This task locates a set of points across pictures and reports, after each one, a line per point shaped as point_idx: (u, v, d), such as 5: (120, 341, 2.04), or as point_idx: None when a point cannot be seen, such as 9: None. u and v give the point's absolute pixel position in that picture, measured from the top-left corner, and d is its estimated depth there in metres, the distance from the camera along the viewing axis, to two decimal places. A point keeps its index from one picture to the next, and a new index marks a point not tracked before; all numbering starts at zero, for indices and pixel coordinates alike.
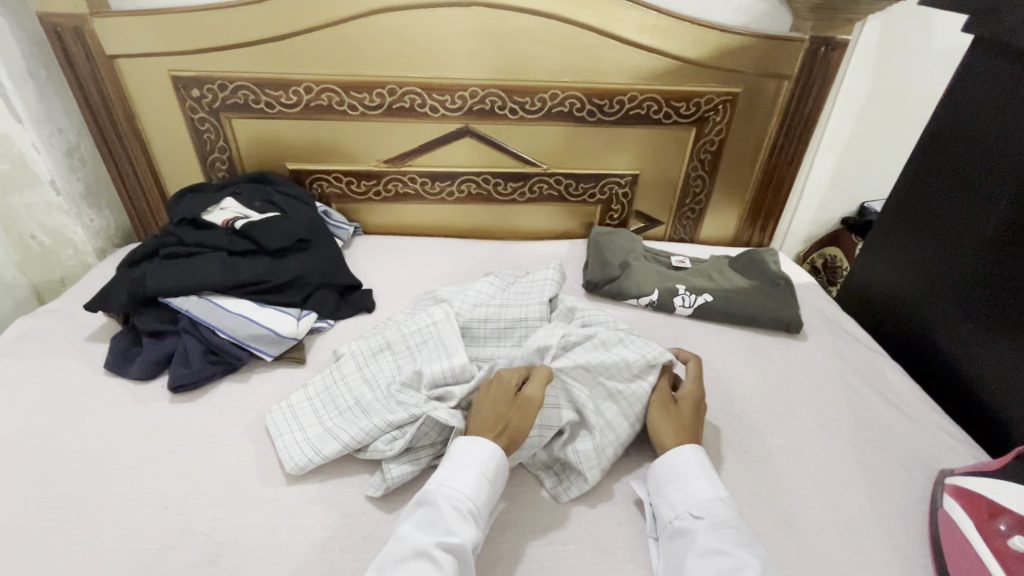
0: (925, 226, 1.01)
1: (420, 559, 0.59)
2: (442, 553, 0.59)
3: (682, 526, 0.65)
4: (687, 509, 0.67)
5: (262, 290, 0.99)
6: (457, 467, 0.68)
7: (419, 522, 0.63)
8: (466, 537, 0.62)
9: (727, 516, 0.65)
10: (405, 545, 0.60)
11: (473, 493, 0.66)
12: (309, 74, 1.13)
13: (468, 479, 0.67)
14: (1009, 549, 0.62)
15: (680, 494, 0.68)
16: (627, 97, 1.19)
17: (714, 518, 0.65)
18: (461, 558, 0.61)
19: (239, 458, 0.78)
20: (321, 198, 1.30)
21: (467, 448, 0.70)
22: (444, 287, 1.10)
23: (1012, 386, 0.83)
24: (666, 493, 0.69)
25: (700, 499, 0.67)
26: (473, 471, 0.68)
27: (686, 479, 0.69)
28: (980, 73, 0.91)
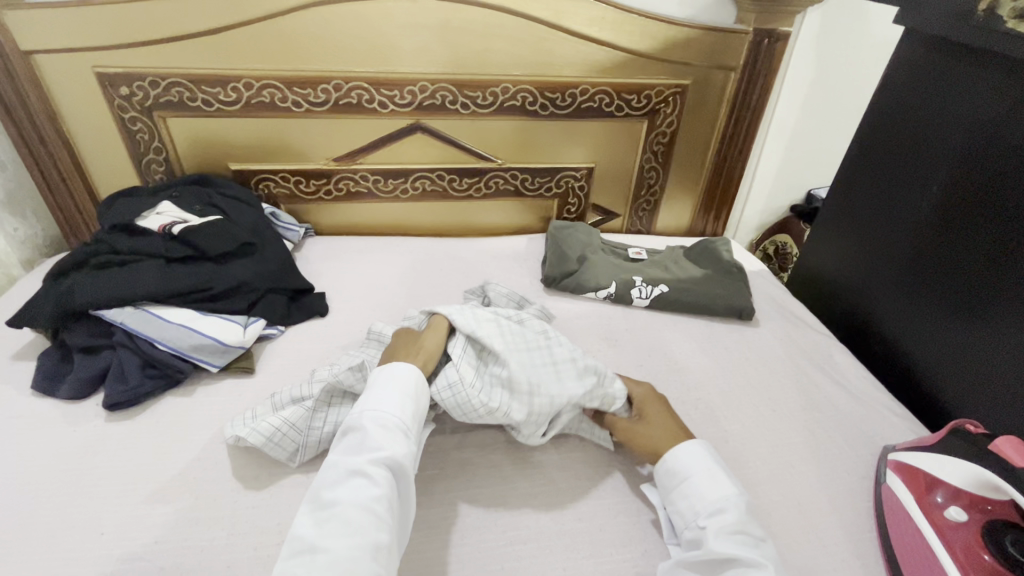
0: (864, 211, 1.05)
1: (355, 477, 0.60)
2: (375, 468, 0.61)
3: (693, 536, 0.64)
4: (694, 517, 0.65)
5: (205, 298, 0.94)
6: (380, 392, 0.69)
7: (349, 447, 0.64)
8: (396, 451, 0.63)
9: (734, 519, 0.63)
10: (338, 470, 0.61)
11: (397, 411, 0.68)
12: (248, 70, 1.08)
13: (395, 401, 0.68)
14: (945, 520, 0.65)
15: (686, 500, 0.67)
16: (579, 90, 1.19)
17: (720, 523, 0.63)
18: (397, 471, 0.62)
19: (183, 476, 0.74)
20: (268, 200, 1.25)
21: (387, 375, 0.72)
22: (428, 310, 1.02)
23: (947, 362, 0.87)
24: (674, 499, 0.68)
25: (706, 503, 0.66)
26: (395, 395, 0.69)
27: (687, 483, 0.68)
28: (909, 63, 0.95)
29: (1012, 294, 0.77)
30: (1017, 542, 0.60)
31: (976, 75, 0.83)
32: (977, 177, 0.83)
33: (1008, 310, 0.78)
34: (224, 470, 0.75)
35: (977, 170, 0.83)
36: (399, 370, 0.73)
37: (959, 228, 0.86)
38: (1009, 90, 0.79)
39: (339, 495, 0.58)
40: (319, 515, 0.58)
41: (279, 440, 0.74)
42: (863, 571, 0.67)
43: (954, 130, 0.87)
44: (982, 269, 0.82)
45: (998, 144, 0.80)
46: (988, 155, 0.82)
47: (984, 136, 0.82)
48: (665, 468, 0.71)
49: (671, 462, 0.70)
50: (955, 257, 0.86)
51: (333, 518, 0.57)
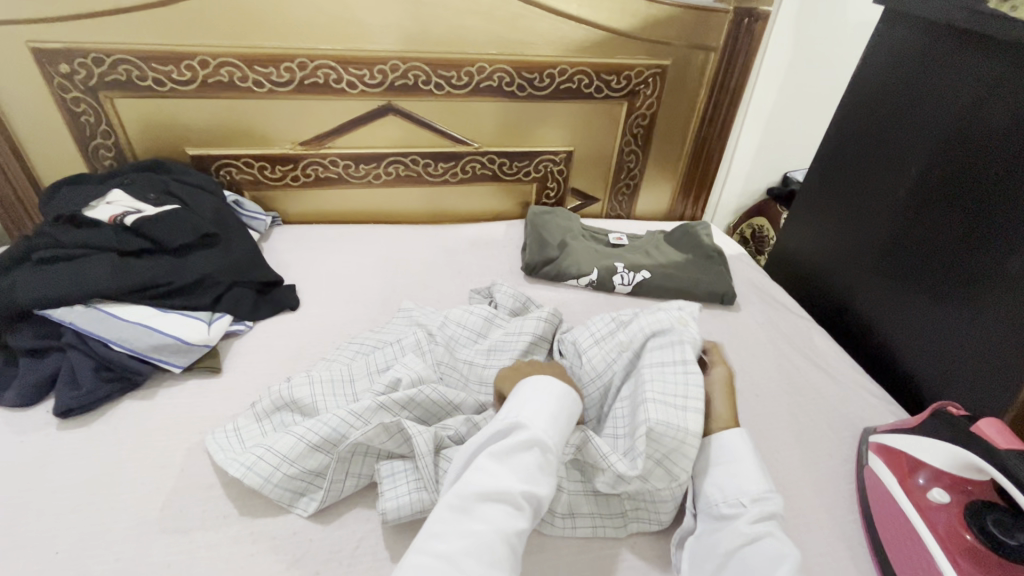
0: (843, 194, 1.05)
1: (499, 501, 0.55)
2: (522, 499, 0.56)
3: (729, 513, 0.62)
4: (734, 495, 0.64)
5: (164, 294, 0.88)
6: (555, 410, 0.62)
7: (505, 463, 0.57)
8: (549, 488, 0.57)
9: (774, 507, 0.62)
10: (486, 482, 0.56)
11: (560, 442, 0.61)
12: (203, 46, 1.00)
13: (559, 425, 0.61)
14: (929, 502, 0.66)
15: (729, 477, 0.66)
16: (557, 70, 1.15)
17: (762, 509, 0.61)
18: (538, 508, 0.57)
19: (147, 486, 0.69)
20: (230, 187, 1.17)
21: (549, 391, 0.64)
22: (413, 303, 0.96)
23: (922, 342, 0.89)
24: (715, 476, 0.67)
25: (752, 486, 0.64)
26: (563, 423, 0.62)
27: (738, 464, 0.66)
28: (888, 44, 0.94)
29: (990, 275, 0.78)
30: (998, 521, 0.60)
31: (954, 55, 0.83)
32: (958, 158, 0.83)
33: (987, 292, 0.78)
34: (192, 477, 0.71)
35: (956, 152, 0.83)
36: (569, 400, 0.64)
37: (939, 210, 0.86)
38: (989, 72, 0.79)
39: (481, 516, 0.54)
40: (457, 526, 0.54)
41: (279, 483, 0.67)
42: (850, 556, 0.67)
43: (933, 111, 0.87)
44: (960, 252, 0.82)
45: (977, 128, 0.80)
46: (967, 138, 0.82)
47: (963, 119, 0.82)
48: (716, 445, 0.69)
49: (726, 442, 0.69)
50: (933, 240, 0.87)
51: (477, 537, 0.52)
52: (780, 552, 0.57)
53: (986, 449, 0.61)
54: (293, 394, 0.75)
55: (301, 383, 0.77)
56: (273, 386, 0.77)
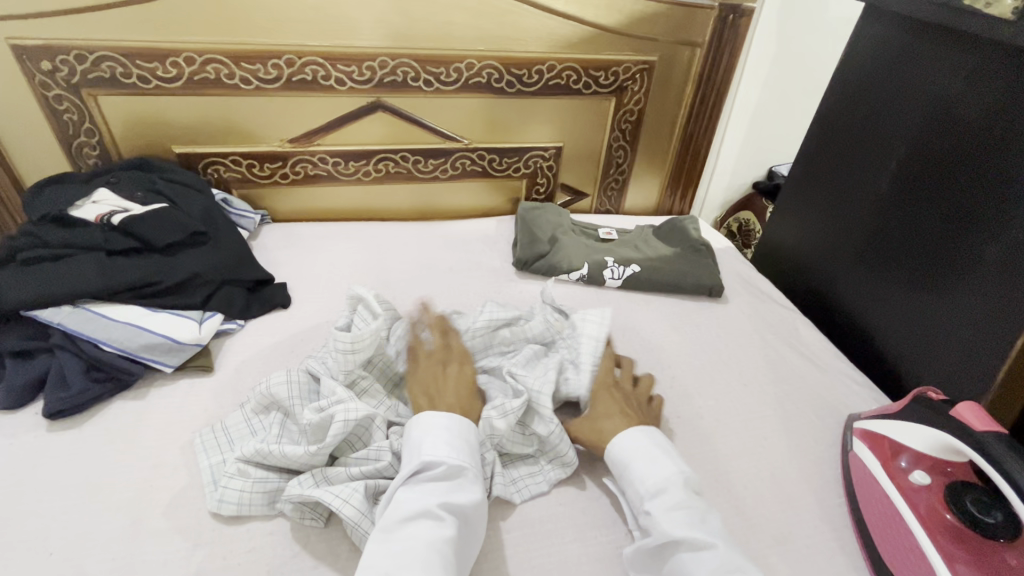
0: (827, 186, 1.07)
1: (422, 518, 0.59)
2: (444, 510, 0.60)
3: (643, 515, 0.64)
4: (647, 494, 0.65)
5: (153, 293, 0.87)
6: (451, 434, 0.66)
7: (420, 487, 0.62)
8: (466, 496, 0.61)
9: (682, 494, 0.64)
10: (406, 506, 0.60)
11: (466, 460, 0.65)
12: (189, 42, 0.99)
13: (461, 443, 0.66)
14: (909, 485, 0.69)
15: (638, 479, 0.67)
16: (546, 66, 1.16)
17: (664, 502, 0.63)
18: (463, 517, 0.61)
19: (141, 486, 0.69)
20: (218, 185, 1.16)
21: (444, 417, 0.68)
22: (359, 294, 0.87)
23: (905, 332, 0.91)
24: (624, 479, 0.68)
25: (651, 480, 0.66)
26: (461, 442, 0.66)
27: (637, 465, 0.68)
28: (869, 38, 0.96)
29: (967, 265, 0.81)
30: (976, 500, 0.64)
31: (934, 51, 0.85)
32: (937, 152, 0.85)
33: (964, 283, 0.81)
34: (185, 477, 0.70)
35: (936, 146, 0.86)
36: (455, 420, 0.68)
37: (920, 203, 0.88)
38: (966, 70, 0.81)
39: (407, 534, 0.58)
40: (389, 549, 0.57)
41: (252, 500, 0.66)
42: (835, 537, 0.69)
43: (914, 106, 0.89)
44: (939, 245, 0.85)
45: (955, 123, 0.83)
46: (946, 133, 0.84)
47: (942, 113, 0.84)
48: (610, 455, 0.70)
49: (618, 448, 0.70)
50: (913, 231, 0.89)
51: (409, 555, 0.56)
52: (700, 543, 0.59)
53: (965, 433, 0.63)
54: (280, 390, 0.75)
55: (280, 381, 0.76)
56: (256, 387, 0.78)
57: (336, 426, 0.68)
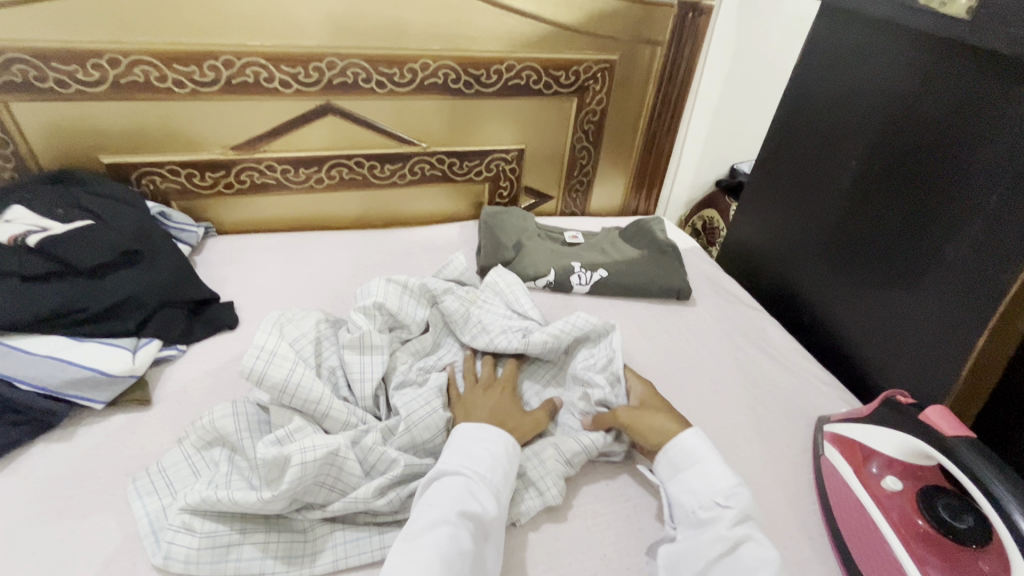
0: (790, 183, 1.06)
1: (442, 526, 0.57)
2: (464, 521, 0.58)
3: (707, 517, 0.63)
4: (711, 497, 0.64)
5: (78, 321, 0.79)
6: (477, 447, 0.65)
7: (438, 496, 0.60)
8: (486, 507, 0.60)
9: (747, 504, 0.63)
10: (427, 515, 0.58)
11: (489, 467, 0.64)
12: (112, 42, 0.90)
13: (482, 452, 0.65)
14: (883, 489, 0.68)
15: (699, 481, 0.66)
16: (504, 66, 1.11)
17: (736, 508, 0.62)
18: (481, 529, 0.59)
19: (66, 542, 0.62)
20: (155, 197, 1.08)
21: (473, 431, 0.68)
22: (296, 313, 0.83)
23: (869, 330, 0.92)
24: (683, 478, 0.67)
25: (724, 485, 0.64)
26: (483, 449, 0.65)
27: (704, 464, 0.67)
28: (826, 38, 0.96)
29: (930, 265, 0.81)
30: (948, 505, 0.63)
31: (893, 47, 0.85)
32: (897, 151, 0.85)
33: (927, 282, 0.81)
34: (118, 529, 0.63)
35: (894, 147, 0.86)
36: (490, 431, 0.68)
37: (883, 201, 0.88)
38: (921, 71, 0.81)
39: (426, 541, 0.56)
40: (406, 557, 0.55)
41: (194, 555, 0.60)
42: (810, 547, 0.68)
43: (873, 103, 0.89)
44: (902, 243, 0.85)
45: (915, 120, 0.82)
46: (905, 131, 0.84)
47: (901, 112, 0.84)
48: (675, 449, 0.69)
49: (688, 443, 0.69)
50: (875, 230, 0.89)
51: (424, 561, 0.54)
52: (762, 556, 0.58)
53: (935, 437, 0.63)
54: (224, 424, 0.69)
55: (227, 413, 0.70)
56: (198, 419, 0.71)
57: (292, 471, 0.60)
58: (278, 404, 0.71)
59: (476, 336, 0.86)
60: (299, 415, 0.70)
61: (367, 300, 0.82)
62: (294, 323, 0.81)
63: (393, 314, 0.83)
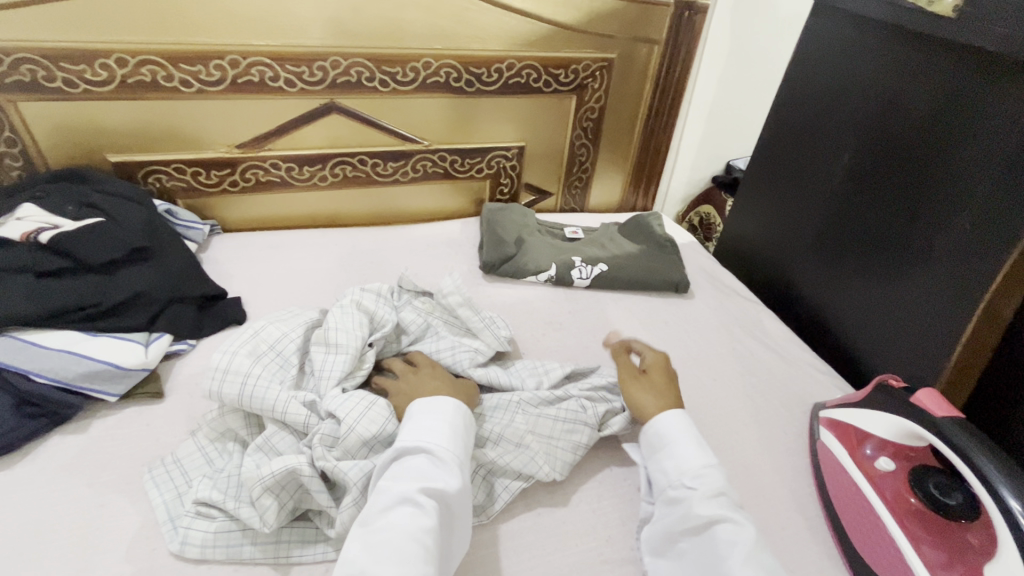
0: (784, 178, 1.09)
1: (404, 505, 0.57)
2: (425, 497, 0.58)
3: (676, 496, 0.64)
4: (679, 477, 0.66)
5: (91, 316, 0.81)
6: (435, 423, 0.65)
7: (400, 474, 0.61)
8: (447, 481, 0.60)
9: (718, 482, 0.64)
10: (388, 495, 0.59)
11: (450, 442, 0.64)
12: (119, 42, 0.92)
13: (439, 428, 0.65)
14: (877, 470, 0.71)
15: (671, 462, 0.68)
16: (505, 64, 1.14)
17: (704, 487, 0.63)
18: (444, 503, 0.59)
19: (86, 530, 0.63)
20: (161, 195, 1.09)
21: (427, 409, 0.67)
22: (278, 313, 0.85)
23: (862, 320, 0.94)
24: (658, 460, 0.69)
25: (691, 465, 0.66)
26: (440, 425, 0.65)
27: (674, 446, 0.68)
28: (819, 36, 0.99)
29: (919, 256, 0.83)
30: (938, 483, 0.66)
31: (882, 45, 0.88)
32: (888, 146, 0.88)
33: (917, 272, 0.84)
34: (134, 518, 0.65)
35: (884, 143, 0.89)
36: (444, 403, 0.68)
37: (875, 195, 0.90)
38: (911, 68, 0.84)
39: (391, 523, 0.56)
40: (369, 540, 0.55)
41: (208, 543, 0.61)
42: (806, 527, 0.70)
43: (865, 99, 0.91)
44: (893, 236, 0.87)
45: (905, 116, 0.85)
46: (895, 127, 0.87)
47: (891, 109, 0.87)
48: (652, 432, 0.71)
49: (662, 426, 0.71)
50: (867, 223, 0.92)
51: (388, 544, 0.54)
52: (733, 534, 0.59)
53: (926, 418, 0.65)
54: (235, 418, 0.72)
55: (236, 411, 0.72)
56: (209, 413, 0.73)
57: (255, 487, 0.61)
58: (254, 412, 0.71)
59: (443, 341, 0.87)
60: (270, 421, 0.71)
61: (345, 298, 0.85)
62: (284, 321, 0.83)
63: (371, 313, 0.86)
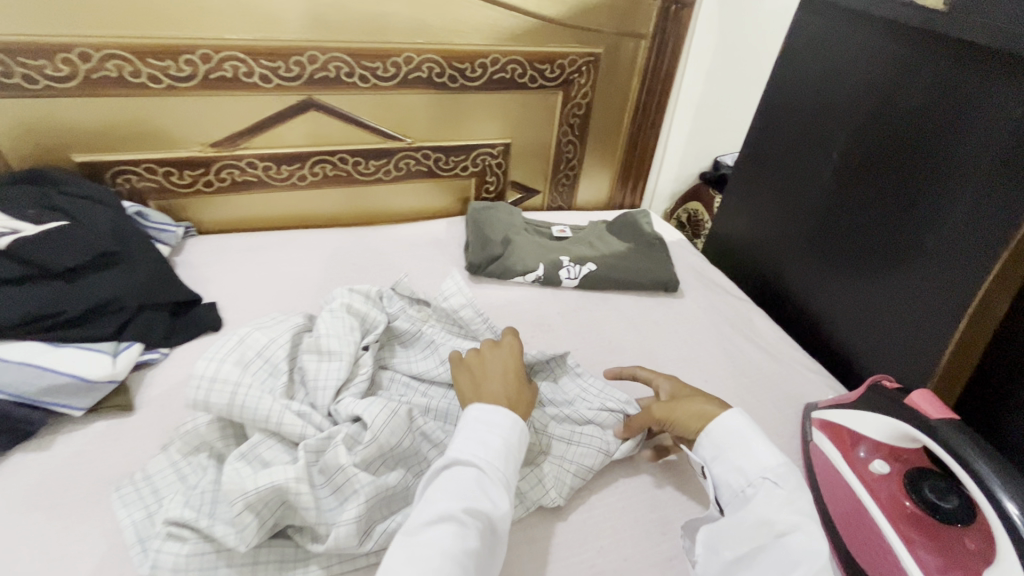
0: (773, 175, 1.08)
1: (450, 522, 0.55)
2: (473, 518, 0.56)
3: (752, 498, 0.60)
4: (757, 476, 0.62)
5: (54, 326, 0.77)
6: (491, 439, 0.63)
7: (449, 488, 0.58)
8: (497, 506, 0.58)
9: (799, 485, 0.60)
10: (434, 508, 0.57)
11: (504, 462, 0.62)
12: (82, 36, 0.87)
13: (497, 445, 0.63)
14: (870, 472, 0.70)
15: (745, 459, 0.63)
16: (489, 59, 1.11)
17: (779, 490, 0.59)
18: (489, 526, 0.58)
19: (49, 554, 0.60)
20: (131, 197, 1.04)
21: (486, 418, 0.65)
22: (263, 318, 0.82)
23: (852, 318, 0.94)
24: (728, 456, 0.64)
25: (771, 464, 0.62)
26: (496, 440, 0.63)
27: (751, 443, 0.64)
28: (807, 30, 0.97)
29: (911, 253, 0.82)
30: (933, 486, 0.65)
31: (873, 38, 0.86)
32: (878, 142, 0.87)
33: (909, 270, 0.83)
34: (101, 540, 0.61)
35: (875, 138, 0.87)
36: (503, 417, 0.65)
37: (866, 192, 0.89)
38: (902, 62, 0.82)
39: (432, 539, 0.54)
40: (408, 553, 0.53)
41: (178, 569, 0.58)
42: None
43: (855, 94, 0.90)
44: (884, 233, 0.86)
45: (896, 111, 0.84)
46: (886, 122, 0.85)
47: (882, 104, 0.86)
48: (722, 427, 0.66)
49: (736, 421, 0.66)
50: (858, 220, 0.91)
51: (428, 560, 0.52)
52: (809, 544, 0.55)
53: (921, 420, 0.64)
54: (210, 430, 0.68)
55: (213, 419, 0.69)
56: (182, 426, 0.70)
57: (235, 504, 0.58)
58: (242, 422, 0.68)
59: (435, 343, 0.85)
60: (258, 432, 0.68)
61: (334, 304, 0.83)
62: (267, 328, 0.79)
63: (359, 317, 0.84)
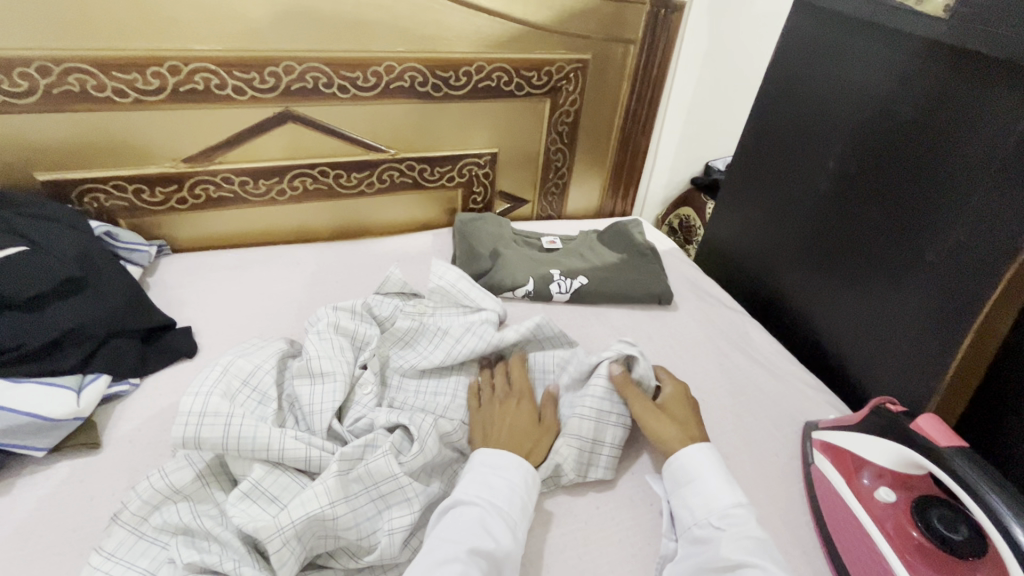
0: (768, 182, 1.05)
1: (453, 563, 0.53)
2: (478, 559, 0.54)
3: (703, 536, 0.60)
4: (706, 515, 0.62)
5: (12, 360, 0.72)
6: (494, 480, 0.62)
7: (451, 530, 0.56)
8: (502, 542, 0.56)
9: (748, 523, 0.60)
10: (435, 552, 0.54)
11: (508, 498, 0.61)
12: (40, 49, 0.82)
13: (500, 484, 0.62)
14: (876, 500, 0.67)
15: (698, 497, 0.63)
16: (474, 67, 1.07)
17: (735, 528, 0.59)
18: (495, 563, 0.55)
19: None
20: (100, 216, 0.99)
21: (492, 461, 0.64)
22: (246, 343, 0.79)
23: (851, 330, 0.91)
24: (683, 494, 0.65)
25: (717, 504, 0.62)
26: (501, 482, 0.62)
27: (700, 482, 0.64)
28: (801, 35, 0.95)
29: (911, 266, 0.80)
30: (942, 516, 0.62)
31: (871, 45, 0.84)
32: (877, 151, 0.84)
33: (908, 283, 0.81)
34: None
35: (873, 146, 0.85)
36: (507, 460, 0.64)
37: (864, 201, 0.87)
38: (900, 69, 0.80)
39: None
40: None
41: None
42: (806, 563, 0.66)
43: (852, 101, 0.87)
44: (883, 244, 0.84)
45: (894, 119, 0.81)
46: (885, 130, 0.83)
47: (880, 112, 0.83)
48: (677, 464, 0.67)
49: (687, 459, 0.66)
50: (856, 230, 0.88)
51: None
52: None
53: (928, 447, 0.62)
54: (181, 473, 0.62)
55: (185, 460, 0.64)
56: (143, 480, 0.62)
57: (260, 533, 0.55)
58: (236, 457, 0.63)
59: (437, 343, 0.82)
60: (260, 462, 0.63)
61: (319, 324, 0.78)
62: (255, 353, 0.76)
63: (349, 335, 0.80)
